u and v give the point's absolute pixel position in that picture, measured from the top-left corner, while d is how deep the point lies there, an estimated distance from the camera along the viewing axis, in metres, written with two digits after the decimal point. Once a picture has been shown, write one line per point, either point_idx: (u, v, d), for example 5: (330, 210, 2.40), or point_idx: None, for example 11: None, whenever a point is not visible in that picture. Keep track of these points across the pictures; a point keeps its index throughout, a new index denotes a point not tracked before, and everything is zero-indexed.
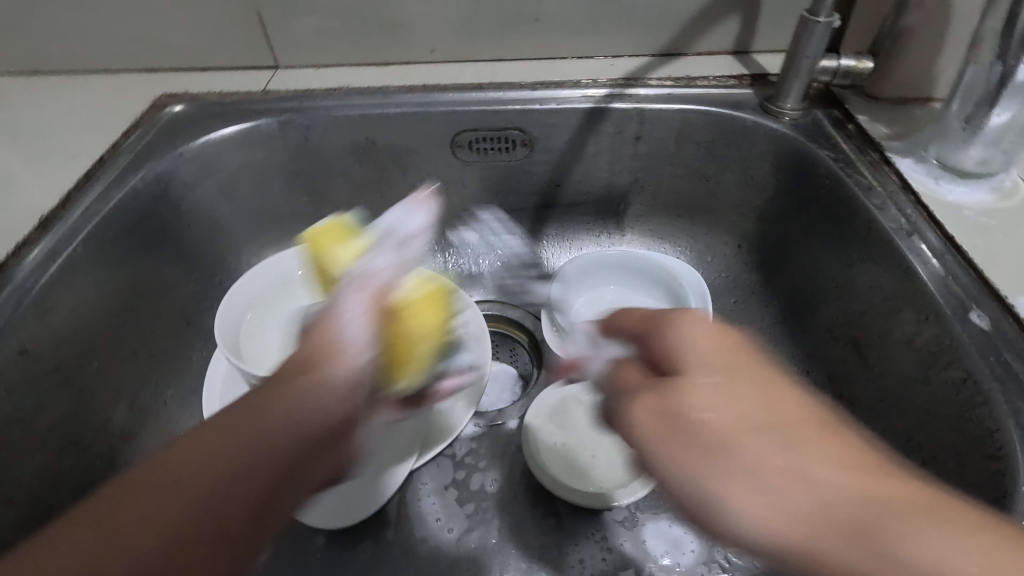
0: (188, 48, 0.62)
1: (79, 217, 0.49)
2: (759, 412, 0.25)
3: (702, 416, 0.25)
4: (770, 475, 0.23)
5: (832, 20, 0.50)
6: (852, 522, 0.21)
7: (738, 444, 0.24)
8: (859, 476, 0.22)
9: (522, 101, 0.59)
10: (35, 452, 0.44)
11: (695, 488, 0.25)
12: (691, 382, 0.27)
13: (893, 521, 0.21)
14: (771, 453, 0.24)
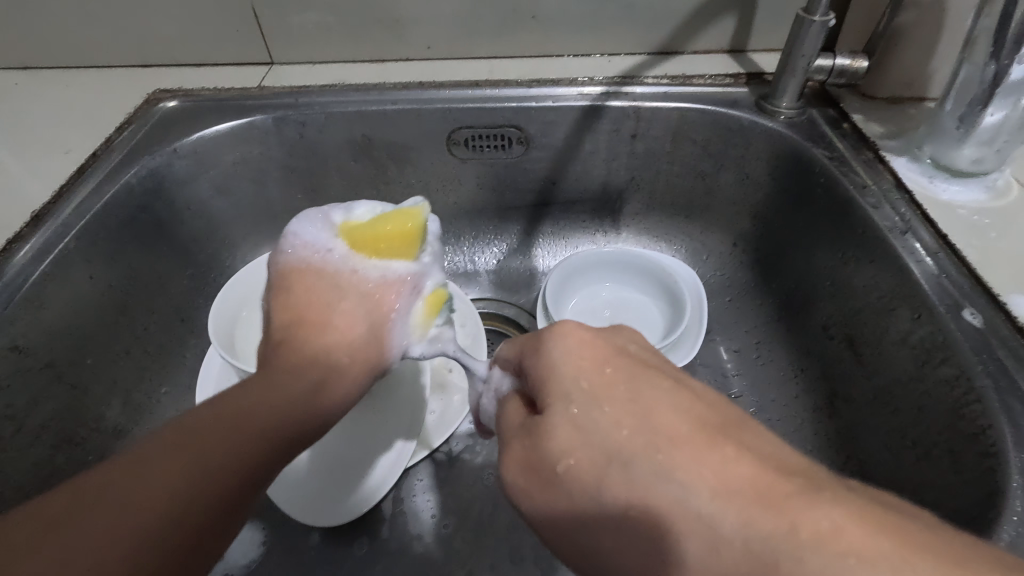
0: (184, 44, 0.62)
1: (72, 212, 0.49)
2: (619, 441, 0.24)
3: (567, 462, 0.25)
4: (635, 512, 0.23)
5: (828, 19, 0.50)
6: (745, 545, 0.20)
7: (609, 481, 0.24)
8: (737, 493, 0.21)
9: (519, 98, 0.59)
10: (26, 448, 0.44)
11: (583, 521, 0.25)
12: (556, 419, 0.26)
13: (788, 538, 0.20)
14: (644, 486, 0.23)
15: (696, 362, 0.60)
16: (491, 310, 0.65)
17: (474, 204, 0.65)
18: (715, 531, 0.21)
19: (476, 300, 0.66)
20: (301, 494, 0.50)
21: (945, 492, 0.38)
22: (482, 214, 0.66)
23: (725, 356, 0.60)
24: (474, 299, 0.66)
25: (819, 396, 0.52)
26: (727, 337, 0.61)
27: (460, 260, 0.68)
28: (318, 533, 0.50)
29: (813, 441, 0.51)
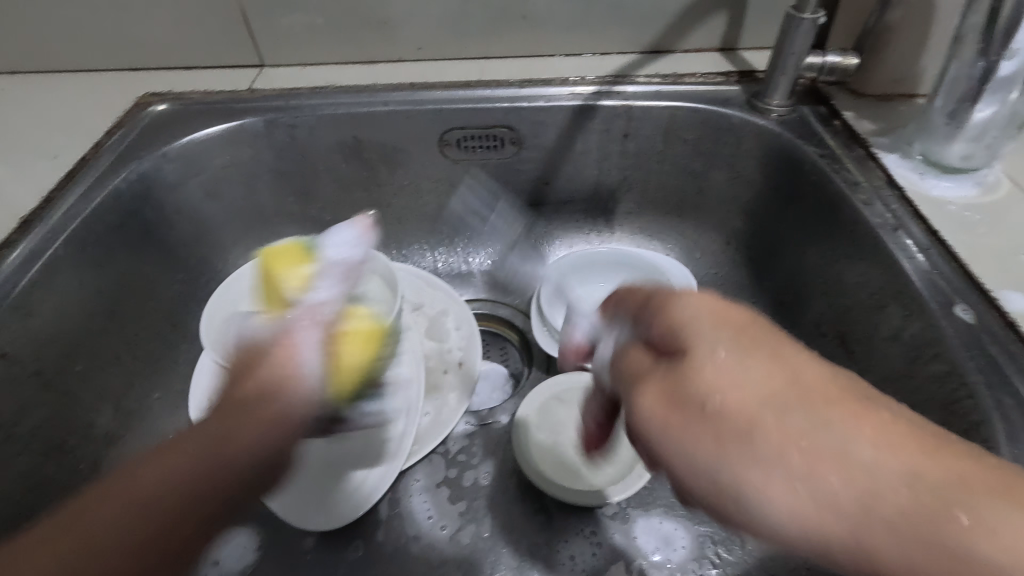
0: (172, 47, 0.62)
1: (60, 217, 0.49)
2: (779, 393, 0.24)
3: (716, 400, 0.24)
4: (793, 458, 0.23)
5: (817, 16, 0.50)
6: (934, 505, 0.20)
7: (760, 428, 0.23)
8: (910, 458, 0.22)
9: (510, 98, 0.58)
10: (16, 456, 0.43)
11: (716, 484, 0.24)
12: (703, 361, 0.25)
13: (958, 505, 0.20)
14: (800, 433, 0.23)
15: None
16: (485, 311, 0.65)
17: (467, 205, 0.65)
18: (872, 480, 0.22)
19: (470, 302, 0.66)
20: (291, 494, 0.49)
21: None
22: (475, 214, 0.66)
23: None
24: (467, 300, 0.66)
25: None
26: None
27: (454, 261, 0.68)
28: (312, 537, 0.50)
29: None
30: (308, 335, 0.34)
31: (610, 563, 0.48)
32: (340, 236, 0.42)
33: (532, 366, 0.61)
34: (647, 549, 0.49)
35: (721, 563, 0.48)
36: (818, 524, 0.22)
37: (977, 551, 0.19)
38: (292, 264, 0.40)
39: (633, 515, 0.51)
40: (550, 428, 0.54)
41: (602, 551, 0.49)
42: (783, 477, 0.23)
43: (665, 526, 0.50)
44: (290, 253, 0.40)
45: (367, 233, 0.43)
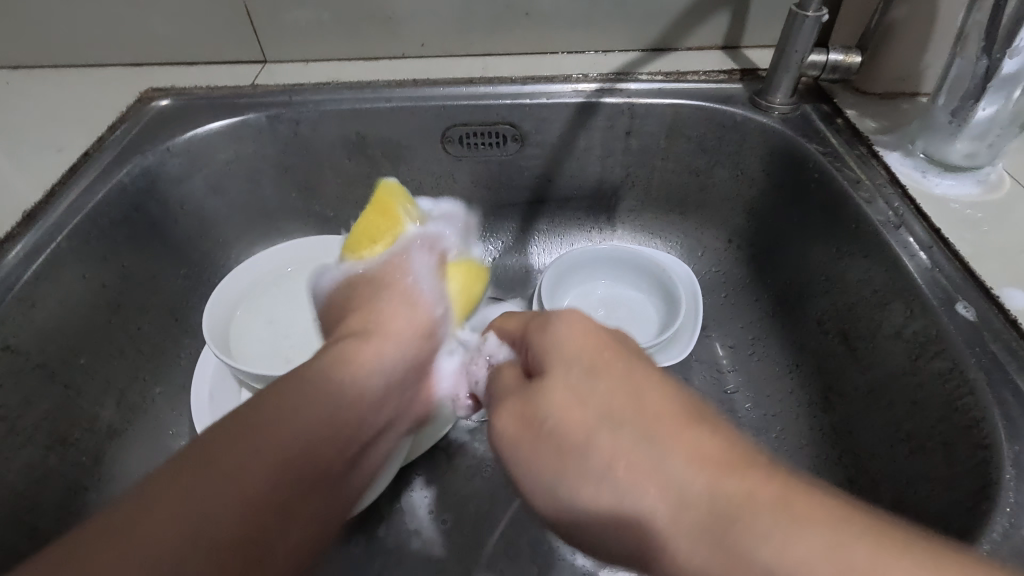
0: (176, 42, 0.62)
1: (64, 211, 0.49)
2: (611, 407, 0.26)
3: (561, 419, 0.27)
4: (618, 469, 0.24)
5: (821, 14, 0.50)
6: (715, 514, 0.21)
7: (595, 442, 0.25)
8: (708, 470, 0.22)
9: (513, 95, 0.58)
10: (19, 449, 0.43)
11: (570, 496, 0.26)
12: (556, 383, 0.28)
13: (747, 514, 0.20)
14: (624, 448, 0.24)
15: (691, 358, 0.60)
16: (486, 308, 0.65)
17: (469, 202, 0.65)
18: (677, 494, 0.22)
19: None
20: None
21: (937, 485, 0.38)
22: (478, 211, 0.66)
23: (720, 351, 0.60)
24: None
25: (814, 391, 0.52)
26: (722, 333, 0.61)
27: None
28: None
29: (808, 436, 0.51)
30: (425, 258, 0.47)
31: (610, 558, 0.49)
32: (440, 203, 0.55)
33: None
34: None
35: None
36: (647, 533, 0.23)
37: (757, 563, 0.19)
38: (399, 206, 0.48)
39: None
40: None
41: None
42: (607, 487, 0.24)
43: None
44: (391, 195, 0.48)
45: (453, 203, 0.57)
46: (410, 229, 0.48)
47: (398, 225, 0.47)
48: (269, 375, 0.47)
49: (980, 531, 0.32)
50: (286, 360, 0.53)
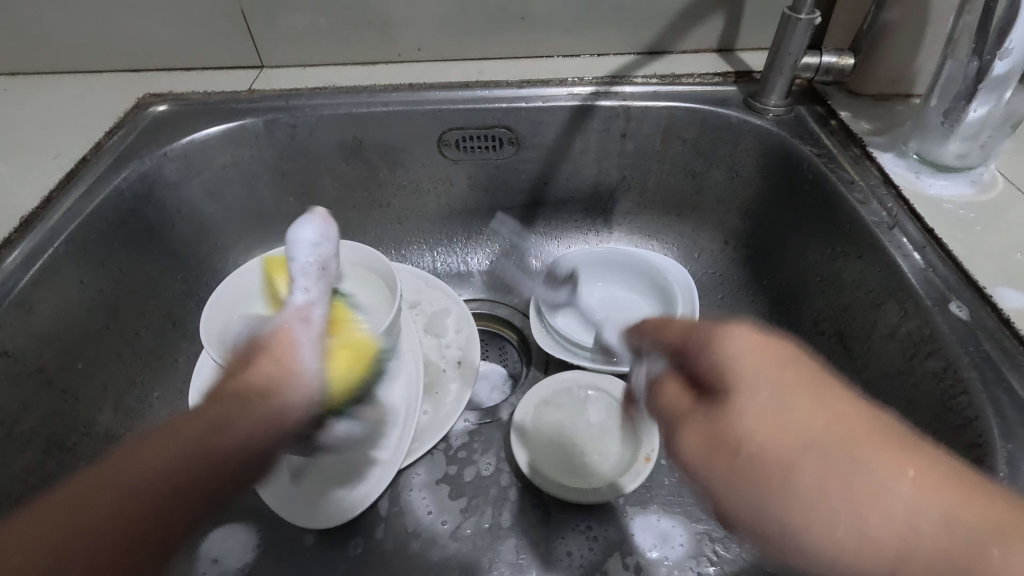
0: (174, 48, 0.62)
1: (61, 217, 0.49)
2: (809, 435, 0.25)
3: (753, 445, 0.26)
4: (835, 500, 0.24)
5: (813, 17, 0.50)
6: (965, 540, 0.22)
7: (799, 469, 0.25)
8: (940, 501, 0.23)
9: (509, 99, 0.59)
10: (17, 454, 0.43)
11: (779, 526, 0.25)
12: (741, 403, 0.27)
13: (988, 543, 0.21)
14: (838, 477, 0.24)
15: None
16: (484, 310, 0.66)
17: (466, 205, 0.65)
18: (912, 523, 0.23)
19: (469, 301, 0.67)
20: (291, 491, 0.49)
21: None
22: (474, 214, 0.66)
23: None
24: (467, 300, 0.67)
25: None
26: None
27: (453, 261, 0.68)
28: (311, 535, 0.50)
29: None
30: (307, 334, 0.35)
31: (607, 556, 0.49)
32: (308, 236, 0.43)
33: (531, 365, 0.61)
34: (645, 547, 0.49)
35: (719, 561, 0.48)
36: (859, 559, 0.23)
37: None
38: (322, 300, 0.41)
39: (631, 512, 0.51)
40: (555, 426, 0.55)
41: (598, 547, 0.49)
42: (816, 520, 0.24)
43: (663, 523, 0.50)
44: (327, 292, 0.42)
45: (326, 223, 0.44)
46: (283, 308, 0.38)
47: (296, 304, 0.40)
48: None
49: None
50: None
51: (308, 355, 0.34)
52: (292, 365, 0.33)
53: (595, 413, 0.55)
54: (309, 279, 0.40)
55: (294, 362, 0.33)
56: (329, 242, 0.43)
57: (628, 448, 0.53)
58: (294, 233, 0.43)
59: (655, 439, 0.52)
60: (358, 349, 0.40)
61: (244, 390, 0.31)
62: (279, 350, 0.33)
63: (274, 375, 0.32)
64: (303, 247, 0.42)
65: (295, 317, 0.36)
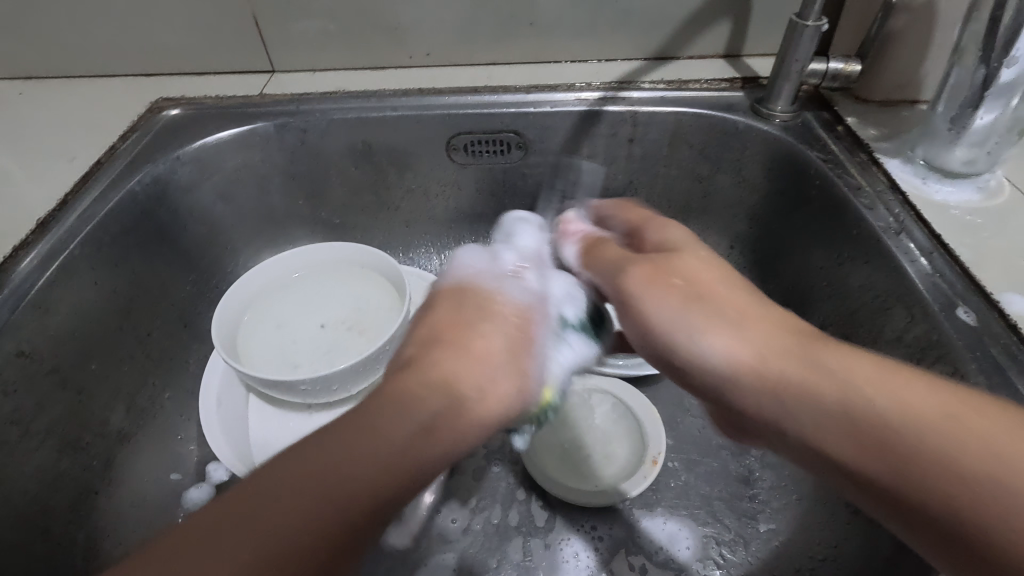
0: (185, 53, 0.63)
1: (77, 219, 0.50)
2: (725, 289, 0.34)
3: (687, 279, 0.35)
4: (744, 325, 0.32)
5: (821, 24, 0.50)
6: (847, 368, 0.29)
7: (723, 302, 0.34)
8: (832, 350, 0.30)
9: (517, 104, 0.59)
10: (33, 453, 0.44)
11: (696, 349, 0.33)
12: (683, 258, 0.36)
13: (860, 374, 0.29)
14: (738, 315, 0.33)
15: None
16: None
17: (473, 209, 0.66)
18: (814, 365, 0.30)
19: None
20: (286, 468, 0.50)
21: None
22: (481, 217, 0.67)
23: None
24: None
25: None
26: None
27: None
28: None
29: None
30: (541, 325, 0.35)
31: (613, 557, 0.49)
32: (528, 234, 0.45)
33: None
34: (651, 548, 0.49)
35: (725, 564, 0.48)
36: (746, 366, 0.32)
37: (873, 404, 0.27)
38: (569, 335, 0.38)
39: (638, 515, 0.51)
40: (564, 430, 0.55)
41: (604, 548, 0.50)
42: (716, 343, 0.33)
43: (669, 525, 0.51)
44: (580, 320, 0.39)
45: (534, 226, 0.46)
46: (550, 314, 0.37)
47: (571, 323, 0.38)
48: (276, 381, 0.48)
49: None
50: (291, 366, 0.53)
51: (537, 371, 0.33)
52: (512, 374, 0.32)
53: (601, 416, 0.56)
54: (515, 251, 0.41)
55: (516, 363, 0.32)
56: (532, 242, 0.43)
57: (632, 456, 0.53)
58: (516, 234, 0.44)
59: (661, 443, 0.53)
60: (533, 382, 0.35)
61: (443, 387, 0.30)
62: (518, 346, 0.33)
63: (479, 366, 0.31)
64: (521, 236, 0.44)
65: (544, 307, 0.36)
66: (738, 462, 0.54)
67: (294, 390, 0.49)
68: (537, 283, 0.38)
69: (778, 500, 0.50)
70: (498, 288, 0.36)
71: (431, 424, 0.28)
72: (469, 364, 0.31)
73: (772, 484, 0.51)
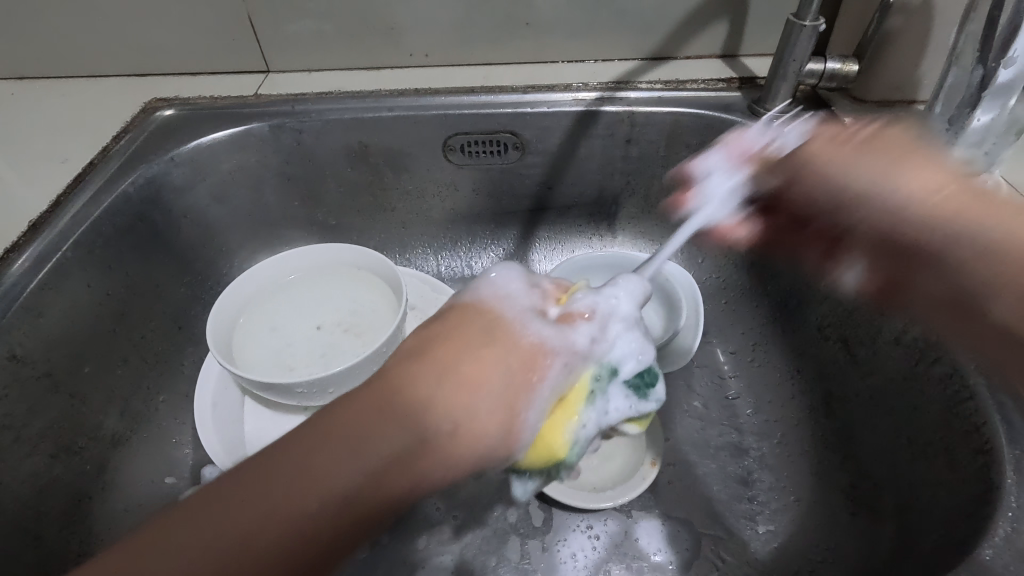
0: (179, 53, 0.62)
1: (69, 221, 0.49)
2: (884, 156, 0.43)
3: (879, 137, 0.45)
4: (913, 173, 0.41)
5: (818, 24, 0.50)
6: (952, 201, 0.38)
7: (921, 157, 0.42)
8: (949, 185, 0.39)
9: (513, 104, 0.59)
10: (25, 458, 0.43)
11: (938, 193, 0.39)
12: (894, 132, 0.45)
13: (964, 207, 0.38)
14: (937, 168, 0.41)
15: (693, 364, 0.61)
16: None
17: (471, 209, 0.66)
18: (921, 195, 0.40)
19: None
20: None
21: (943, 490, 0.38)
22: (478, 219, 0.67)
23: (721, 358, 0.61)
24: None
25: (815, 397, 0.53)
26: (723, 340, 0.62)
27: (457, 266, 0.69)
28: None
29: (808, 442, 0.52)
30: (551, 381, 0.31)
31: (609, 557, 0.49)
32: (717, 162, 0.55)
33: None
34: (649, 550, 0.49)
35: (723, 566, 0.48)
36: (924, 198, 0.40)
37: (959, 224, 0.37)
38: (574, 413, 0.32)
39: (636, 517, 0.51)
40: None
41: (601, 549, 0.49)
42: (903, 186, 0.41)
43: (668, 527, 0.50)
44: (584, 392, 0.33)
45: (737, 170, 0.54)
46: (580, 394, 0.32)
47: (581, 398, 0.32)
48: (273, 383, 0.47)
49: (975, 543, 0.32)
50: (289, 368, 0.52)
51: (534, 408, 0.31)
52: (513, 403, 0.30)
53: None
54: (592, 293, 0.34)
55: (516, 387, 0.30)
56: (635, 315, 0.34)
57: (633, 457, 0.53)
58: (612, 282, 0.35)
59: (660, 446, 0.53)
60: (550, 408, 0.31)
61: (422, 404, 0.30)
62: (520, 373, 0.31)
63: (473, 386, 0.30)
64: (715, 178, 0.55)
65: (566, 350, 0.32)
66: (737, 463, 0.53)
67: (291, 392, 0.49)
68: (585, 336, 0.32)
69: (776, 501, 0.50)
70: (520, 323, 0.32)
71: (421, 441, 0.29)
72: (459, 388, 0.30)
73: (770, 485, 0.51)
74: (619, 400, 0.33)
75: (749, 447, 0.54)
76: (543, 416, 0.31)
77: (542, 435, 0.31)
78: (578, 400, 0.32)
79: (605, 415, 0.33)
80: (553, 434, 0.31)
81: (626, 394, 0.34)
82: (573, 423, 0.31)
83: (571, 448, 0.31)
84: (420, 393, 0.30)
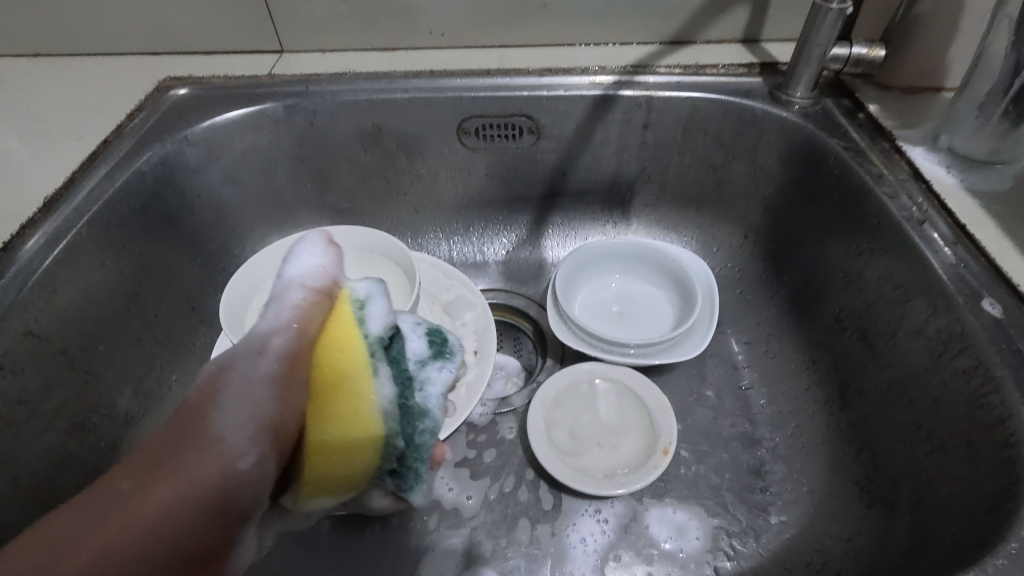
0: (192, 31, 0.62)
1: (84, 198, 0.49)
2: None
3: None
4: None
5: (845, 7, 0.49)
6: None
7: None
8: None
9: (530, 87, 0.58)
10: (40, 434, 0.44)
11: None
12: None
13: None
14: None
15: (705, 353, 0.60)
16: (500, 300, 0.66)
17: (485, 194, 0.65)
18: None
19: (486, 291, 0.66)
20: None
21: (964, 484, 0.37)
22: (491, 203, 0.66)
23: (735, 348, 0.60)
24: (483, 289, 0.66)
25: (829, 387, 0.52)
26: (737, 329, 0.61)
27: (468, 251, 0.68)
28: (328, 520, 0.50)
29: (823, 434, 0.51)
30: (274, 355, 0.30)
31: (618, 543, 0.49)
32: None
33: (547, 356, 0.61)
34: (659, 538, 0.49)
35: (736, 555, 0.47)
36: None
37: None
38: (328, 361, 0.30)
39: (646, 505, 0.51)
40: (566, 419, 0.54)
41: (610, 535, 0.49)
42: None
43: (679, 515, 0.50)
44: (330, 332, 0.31)
45: None
46: (315, 338, 0.31)
47: (332, 344, 0.31)
48: None
49: (1002, 537, 0.32)
50: None
51: (243, 419, 0.28)
52: (212, 441, 0.27)
53: (607, 403, 0.55)
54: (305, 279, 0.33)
55: (196, 435, 0.27)
56: (334, 263, 0.35)
57: (645, 444, 0.53)
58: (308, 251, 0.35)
59: (673, 433, 0.53)
60: (333, 389, 0.30)
61: (88, 519, 0.25)
62: (190, 421, 0.28)
63: (178, 439, 0.27)
64: None
65: (239, 348, 0.30)
66: (750, 454, 0.53)
67: None
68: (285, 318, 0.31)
69: (789, 492, 0.50)
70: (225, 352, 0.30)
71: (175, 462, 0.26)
72: (167, 446, 0.27)
73: (783, 476, 0.51)
74: (437, 372, 0.36)
75: (762, 438, 0.54)
76: (327, 398, 0.30)
77: (339, 421, 0.30)
78: (353, 366, 0.30)
79: (430, 388, 0.35)
80: (356, 416, 0.30)
81: (439, 365, 0.36)
82: (374, 398, 0.31)
83: (383, 423, 0.31)
84: (83, 517, 0.25)
